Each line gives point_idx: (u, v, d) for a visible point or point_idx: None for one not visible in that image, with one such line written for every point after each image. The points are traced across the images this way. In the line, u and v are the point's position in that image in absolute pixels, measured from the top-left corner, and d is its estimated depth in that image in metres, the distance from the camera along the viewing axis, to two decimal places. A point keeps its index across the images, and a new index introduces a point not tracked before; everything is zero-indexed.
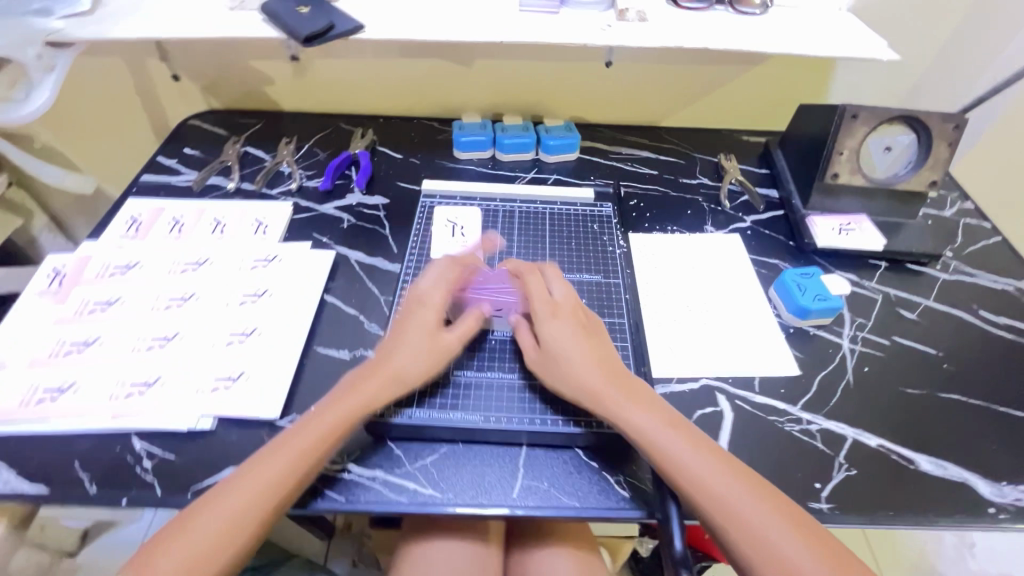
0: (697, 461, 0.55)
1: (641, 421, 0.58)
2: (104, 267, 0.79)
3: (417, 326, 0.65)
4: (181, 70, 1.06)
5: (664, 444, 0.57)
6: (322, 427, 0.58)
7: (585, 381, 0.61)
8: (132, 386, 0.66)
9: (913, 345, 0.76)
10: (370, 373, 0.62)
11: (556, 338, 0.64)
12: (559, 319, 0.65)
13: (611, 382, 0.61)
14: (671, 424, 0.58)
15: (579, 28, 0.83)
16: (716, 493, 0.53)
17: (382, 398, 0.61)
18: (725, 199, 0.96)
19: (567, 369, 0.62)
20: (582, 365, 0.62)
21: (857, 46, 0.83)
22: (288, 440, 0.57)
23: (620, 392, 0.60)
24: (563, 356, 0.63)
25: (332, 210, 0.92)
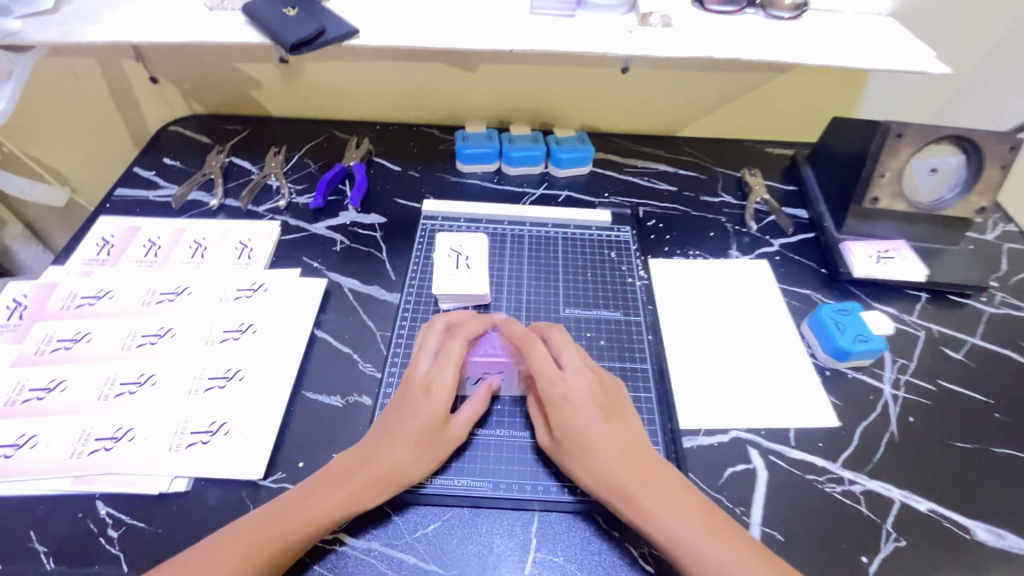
0: (739, 571, 0.48)
1: (672, 523, 0.51)
2: (71, 297, 0.72)
3: (417, 416, 0.56)
4: (161, 73, 0.98)
5: (704, 551, 0.49)
6: (297, 513, 0.51)
7: (605, 475, 0.53)
8: (97, 441, 0.59)
9: (961, 392, 0.70)
10: (361, 466, 0.54)
11: (570, 423, 0.56)
12: (574, 398, 0.57)
13: (635, 476, 0.53)
14: (708, 526, 0.51)
15: (596, 33, 0.75)
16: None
17: (371, 497, 0.53)
18: (751, 220, 0.89)
19: (585, 460, 0.54)
20: (604, 456, 0.54)
21: (903, 57, 0.76)
22: (256, 526, 0.51)
23: (646, 487, 0.53)
24: (581, 445, 0.55)
25: (324, 230, 0.84)
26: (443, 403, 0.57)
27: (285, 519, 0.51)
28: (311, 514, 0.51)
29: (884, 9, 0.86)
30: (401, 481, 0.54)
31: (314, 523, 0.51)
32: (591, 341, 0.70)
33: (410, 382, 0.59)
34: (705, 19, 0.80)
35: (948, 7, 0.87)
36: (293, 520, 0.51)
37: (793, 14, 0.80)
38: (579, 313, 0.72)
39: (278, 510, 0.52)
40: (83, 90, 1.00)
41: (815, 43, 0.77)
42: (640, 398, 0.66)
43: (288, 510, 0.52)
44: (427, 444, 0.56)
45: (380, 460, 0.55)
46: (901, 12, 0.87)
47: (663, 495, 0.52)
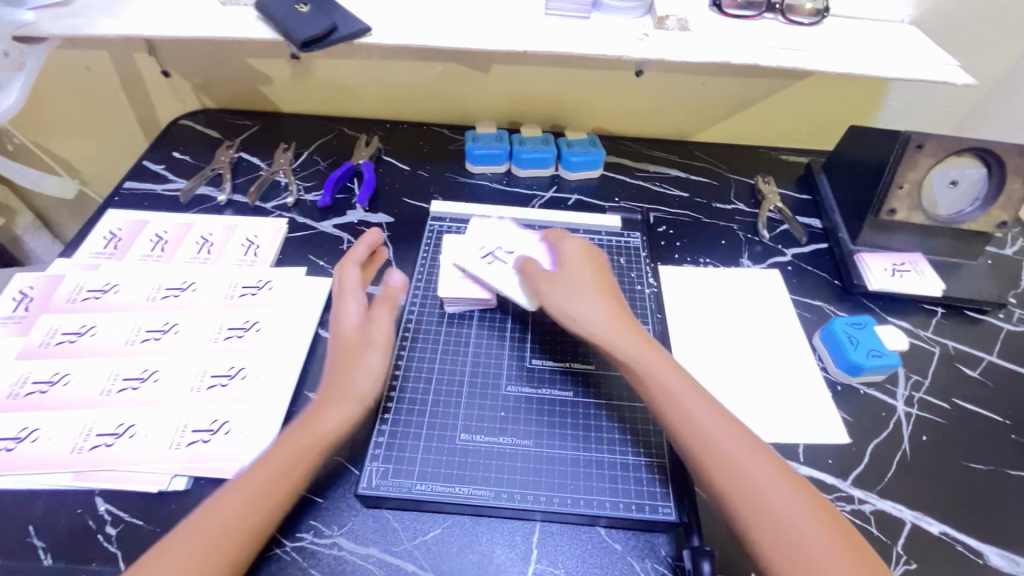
0: (734, 450, 0.49)
1: (672, 390, 0.53)
2: (77, 289, 0.72)
3: (346, 342, 0.59)
4: (172, 67, 0.98)
5: (701, 426, 0.50)
6: (268, 477, 0.50)
7: (605, 333, 0.57)
8: (98, 436, 0.59)
9: (976, 411, 0.68)
10: (314, 409, 0.54)
11: (574, 300, 0.60)
12: (587, 274, 0.62)
13: (641, 344, 0.56)
14: (707, 403, 0.52)
15: (612, 36, 0.74)
16: (757, 487, 0.47)
17: (333, 423, 0.54)
18: (763, 228, 0.87)
19: (586, 300, 0.60)
20: (606, 319, 0.58)
21: (925, 66, 0.74)
22: (226, 502, 0.48)
23: (651, 357, 0.55)
24: (586, 294, 0.60)
25: (331, 228, 0.84)
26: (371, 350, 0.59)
27: (254, 482, 0.49)
28: (277, 466, 0.50)
29: (906, 16, 0.85)
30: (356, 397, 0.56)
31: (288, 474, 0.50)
32: None
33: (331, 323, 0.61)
34: (723, 23, 0.79)
35: (973, 15, 0.85)
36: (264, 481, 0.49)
37: (815, 19, 0.80)
38: None
39: (244, 481, 0.49)
40: (95, 82, 1.00)
41: (834, 50, 0.76)
42: None
43: (257, 476, 0.50)
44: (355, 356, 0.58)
45: (333, 387, 0.55)
46: (924, 20, 0.85)
47: (672, 372, 0.54)
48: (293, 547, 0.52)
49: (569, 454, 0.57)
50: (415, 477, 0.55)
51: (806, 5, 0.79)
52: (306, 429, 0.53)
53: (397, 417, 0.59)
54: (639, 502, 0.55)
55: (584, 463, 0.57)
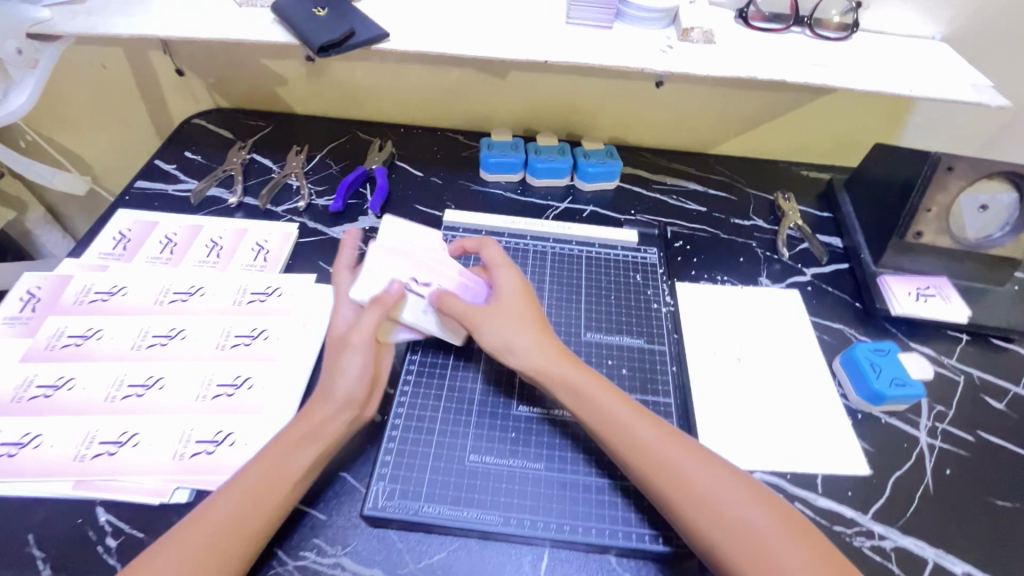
0: (668, 452, 0.51)
1: (604, 405, 0.54)
2: (84, 291, 0.71)
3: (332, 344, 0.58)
4: (187, 65, 0.97)
5: (632, 433, 0.52)
6: (256, 476, 0.50)
7: (538, 354, 0.57)
8: (101, 444, 0.58)
9: (1002, 444, 0.66)
10: (302, 408, 0.55)
11: (506, 327, 0.58)
12: (508, 295, 0.60)
13: (565, 358, 0.57)
14: (634, 408, 0.54)
15: (634, 47, 0.72)
16: (690, 482, 0.49)
17: (321, 422, 0.53)
18: (783, 246, 0.85)
19: (522, 331, 0.57)
20: (541, 341, 0.57)
21: (957, 85, 0.72)
22: (217, 502, 0.48)
23: (579, 372, 0.56)
24: (517, 323, 0.58)
25: (342, 234, 0.83)
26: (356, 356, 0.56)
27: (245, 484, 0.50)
28: (268, 466, 0.51)
29: (936, 33, 0.82)
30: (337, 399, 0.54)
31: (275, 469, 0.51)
32: (613, 369, 0.66)
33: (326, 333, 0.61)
34: (749, 36, 0.77)
35: (1006, 33, 0.83)
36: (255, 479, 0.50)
37: (844, 34, 0.78)
38: (600, 338, 0.69)
39: (235, 482, 0.50)
40: (109, 80, 1.00)
41: (863, 66, 0.74)
42: None
43: (246, 475, 0.50)
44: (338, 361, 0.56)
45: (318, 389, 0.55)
46: (955, 37, 0.83)
47: (592, 385, 0.55)
48: (297, 567, 0.50)
49: (581, 480, 0.56)
50: (423, 499, 0.53)
51: (835, 20, 0.77)
52: (296, 428, 0.53)
53: (405, 434, 0.58)
54: (651, 532, 0.53)
55: (596, 490, 0.55)
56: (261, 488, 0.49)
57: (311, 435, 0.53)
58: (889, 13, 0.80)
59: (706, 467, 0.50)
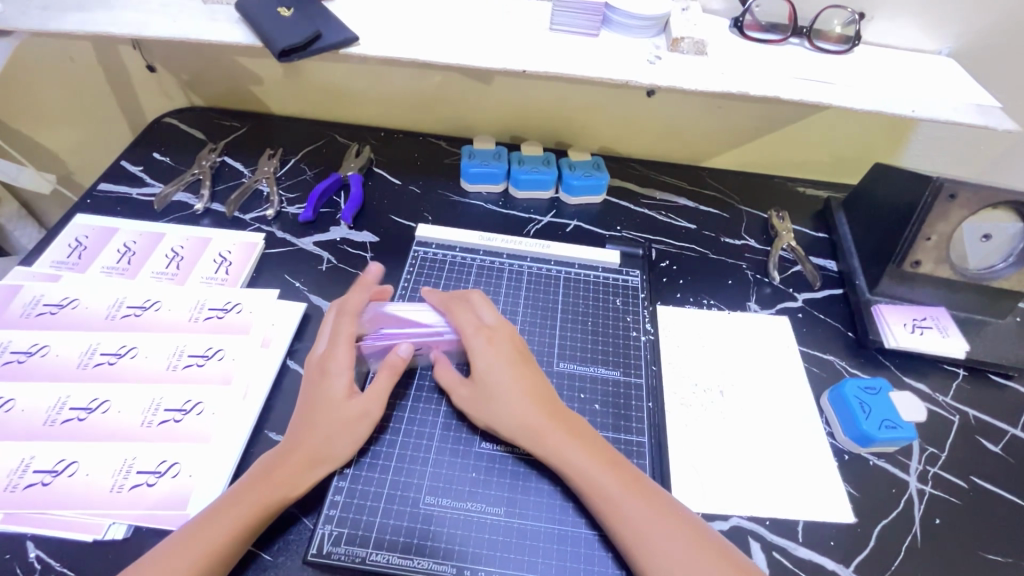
0: (629, 503, 0.49)
1: (568, 454, 0.52)
2: (33, 302, 0.67)
3: (328, 395, 0.55)
4: (158, 62, 0.93)
5: (595, 482, 0.51)
6: (223, 531, 0.47)
7: (506, 412, 0.54)
8: (35, 473, 0.54)
9: (996, 492, 0.62)
10: (283, 460, 0.52)
11: (485, 399, 0.55)
12: (485, 359, 0.57)
13: (535, 408, 0.54)
14: (600, 458, 0.52)
15: (620, 57, 0.68)
16: (644, 535, 0.48)
17: (304, 482, 0.52)
18: (774, 268, 0.81)
19: (500, 402, 0.55)
20: (517, 400, 0.54)
21: (964, 106, 0.67)
22: (173, 556, 0.45)
23: (548, 421, 0.54)
24: (491, 394, 0.55)
25: (311, 245, 0.79)
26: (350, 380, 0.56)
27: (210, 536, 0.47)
28: (237, 522, 0.48)
29: (944, 48, 0.78)
30: (326, 463, 0.53)
31: (247, 525, 0.48)
32: (584, 402, 0.63)
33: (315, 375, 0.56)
34: (744, 47, 0.73)
35: (1019, 50, 0.78)
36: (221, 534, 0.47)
37: (845, 47, 0.73)
38: (573, 368, 0.66)
39: (196, 533, 0.47)
40: (77, 73, 0.95)
41: (865, 83, 0.69)
42: None
43: (208, 527, 0.47)
44: (337, 424, 0.54)
45: (304, 447, 0.52)
46: (963, 52, 0.78)
47: (561, 429, 0.53)
48: None
49: (542, 529, 0.53)
50: (372, 548, 0.51)
51: (835, 30, 0.73)
52: (274, 483, 0.50)
53: (357, 473, 0.55)
54: None
55: (557, 538, 0.52)
56: (231, 542, 0.47)
57: (314, 458, 0.52)
58: (894, 25, 0.76)
59: (667, 520, 0.48)
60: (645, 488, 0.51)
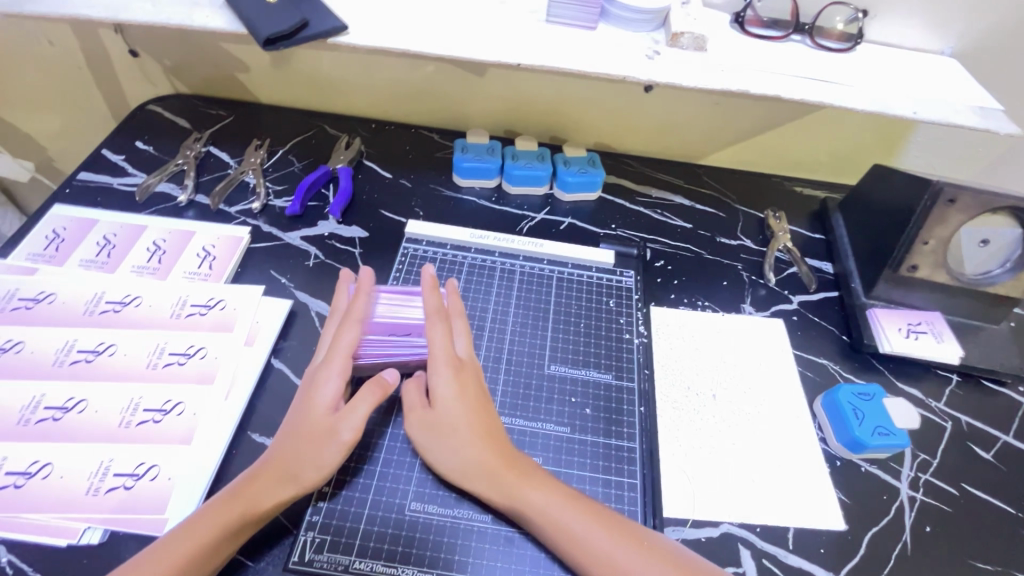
0: (599, 538, 0.48)
1: (532, 497, 0.50)
2: (7, 297, 0.65)
3: (310, 404, 0.53)
4: (141, 47, 0.89)
5: (562, 522, 0.49)
6: (187, 547, 0.45)
7: (463, 458, 0.52)
8: (7, 475, 0.53)
9: (986, 499, 0.62)
10: (259, 475, 0.50)
11: (444, 438, 0.53)
12: (442, 393, 0.54)
13: (492, 451, 0.52)
14: (562, 495, 0.50)
15: (618, 52, 0.66)
16: (615, 563, 0.47)
17: (276, 497, 0.49)
18: (770, 270, 0.80)
19: (452, 440, 0.52)
20: (471, 445, 0.52)
21: (967, 109, 0.66)
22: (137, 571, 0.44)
23: (505, 464, 0.52)
24: (446, 436, 0.53)
25: (298, 240, 0.77)
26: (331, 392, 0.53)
27: (175, 551, 0.45)
28: (204, 537, 0.46)
29: (946, 48, 0.76)
30: (299, 481, 0.50)
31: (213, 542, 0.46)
32: (575, 407, 0.62)
33: (306, 387, 0.54)
34: (745, 43, 0.71)
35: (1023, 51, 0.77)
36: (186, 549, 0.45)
37: (847, 45, 0.71)
38: (564, 372, 0.65)
39: (161, 548, 0.45)
40: (56, 58, 0.92)
41: (866, 83, 0.68)
42: (623, 483, 0.58)
43: (174, 542, 0.45)
44: (314, 439, 0.51)
45: (281, 462, 0.50)
46: (967, 53, 0.77)
47: (517, 473, 0.51)
48: None
49: (529, 535, 0.52)
50: (355, 555, 0.50)
51: (838, 27, 0.71)
52: (245, 499, 0.48)
53: (341, 477, 0.54)
54: None
55: (545, 546, 0.51)
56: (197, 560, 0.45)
57: (287, 475, 0.50)
58: (898, 23, 0.74)
59: (637, 550, 0.47)
60: (614, 520, 0.50)
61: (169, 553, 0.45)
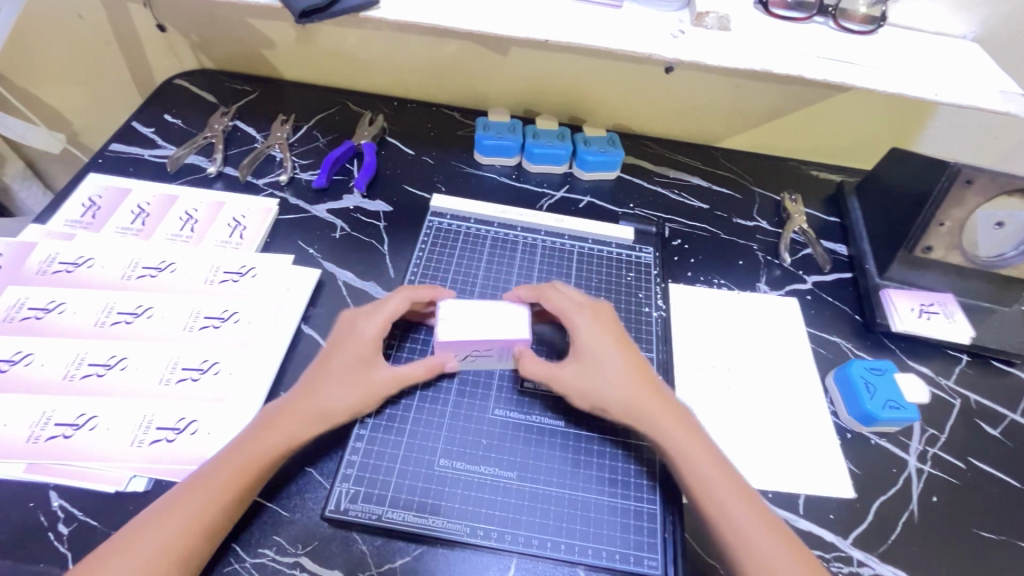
0: (718, 484, 0.51)
1: (682, 445, 0.53)
2: (49, 259, 0.67)
3: (347, 347, 0.57)
4: (170, 22, 0.91)
5: (709, 481, 0.51)
6: (222, 482, 0.49)
7: (618, 393, 0.55)
8: (56, 426, 0.55)
9: (992, 473, 0.64)
10: (292, 408, 0.53)
11: (597, 382, 0.56)
12: (589, 342, 0.58)
13: (644, 391, 0.56)
14: (694, 437, 0.54)
15: (643, 31, 0.67)
16: (729, 514, 0.50)
17: (307, 436, 0.53)
18: (785, 250, 0.81)
19: (604, 375, 0.56)
20: (626, 379, 0.56)
21: (988, 91, 0.67)
22: (188, 498, 0.48)
23: (648, 397, 0.55)
24: (603, 370, 0.56)
25: (325, 213, 0.79)
26: (362, 342, 0.57)
27: (218, 479, 0.49)
28: (243, 467, 0.50)
29: (968, 32, 0.77)
30: (333, 416, 0.54)
31: (248, 476, 0.50)
32: None
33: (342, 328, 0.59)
34: (769, 24, 0.72)
35: None
36: (225, 483, 0.49)
37: (870, 27, 0.72)
38: None
39: (200, 482, 0.49)
40: (85, 31, 0.93)
41: (887, 65, 0.68)
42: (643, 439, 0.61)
43: (217, 473, 0.49)
44: (351, 380, 0.55)
45: (311, 402, 0.54)
46: (987, 37, 0.77)
47: (684, 429, 0.54)
48: (254, 564, 0.49)
49: (552, 492, 0.54)
50: (388, 506, 0.52)
51: (861, 10, 0.71)
52: (269, 440, 0.51)
53: (373, 433, 0.56)
54: (622, 551, 0.52)
55: (568, 502, 0.54)
56: (242, 485, 0.49)
57: (316, 415, 0.53)
58: (920, 6, 0.75)
59: (744, 503, 0.50)
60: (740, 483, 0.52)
61: (209, 488, 0.49)
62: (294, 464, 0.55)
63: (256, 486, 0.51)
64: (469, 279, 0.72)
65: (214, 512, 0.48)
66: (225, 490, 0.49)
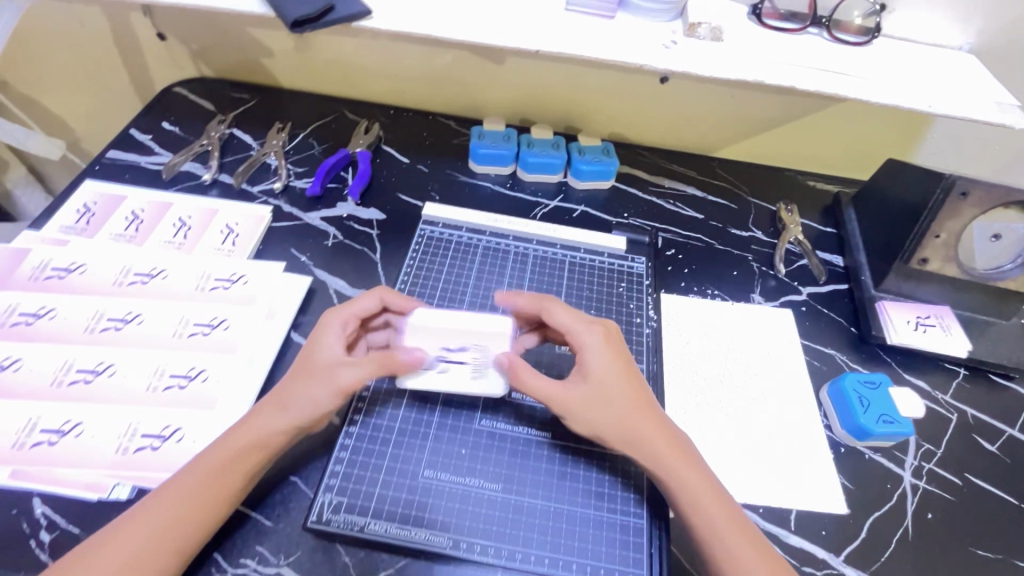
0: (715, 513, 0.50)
1: (687, 477, 0.51)
2: (42, 265, 0.67)
3: (313, 344, 0.55)
4: (169, 31, 0.92)
5: (709, 513, 0.50)
6: (195, 489, 0.48)
7: (625, 423, 0.53)
8: (42, 432, 0.55)
9: (989, 489, 0.62)
10: (261, 411, 0.52)
11: (602, 411, 0.53)
12: (598, 366, 0.54)
13: (649, 421, 0.53)
14: (697, 471, 0.52)
15: (635, 41, 0.67)
16: (726, 546, 0.49)
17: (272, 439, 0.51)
18: (780, 261, 0.81)
19: (612, 405, 0.53)
20: (631, 409, 0.53)
21: (983, 102, 0.66)
22: (160, 505, 0.47)
23: (654, 429, 0.53)
24: (609, 398, 0.53)
25: (318, 220, 0.79)
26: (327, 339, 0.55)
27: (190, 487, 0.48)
28: (216, 474, 0.49)
29: (964, 43, 0.76)
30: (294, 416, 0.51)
31: (218, 483, 0.49)
32: None
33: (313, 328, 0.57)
34: (762, 34, 0.72)
35: None
36: (196, 490, 0.48)
37: (865, 38, 0.72)
38: None
39: (172, 489, 0.48)
40: (87, 40, 0.95)
41: (881, 76, 0.68)
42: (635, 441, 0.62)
43: (191, 480, 0.49)
44: (310, 376, 0.52)
45: (277, 403, 0.52)
46: (984, 49, 0.77)
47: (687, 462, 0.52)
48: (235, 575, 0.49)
49: (538, 504, 0.54)
50: (371, 517, 0.52)
51: (856, 21, 0.71)
52: (241, 446, 0.50)
53: (357, 443, 0.56)
54: (608, 566, 0.51)
55: (553, 515, 0.53)
56: (215, 493, 0.49)
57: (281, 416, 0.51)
58: (914, 18, 0.74)
59: (741, 533, 0.50)
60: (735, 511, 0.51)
61: (184, 494, 0.48)
62: (277, 473, 0.55)
63: (223, 494, 0.49)
64: (460, 289, 0.71)
65: (183, 520, 0.47)
66: (198, 498, 0.48)
